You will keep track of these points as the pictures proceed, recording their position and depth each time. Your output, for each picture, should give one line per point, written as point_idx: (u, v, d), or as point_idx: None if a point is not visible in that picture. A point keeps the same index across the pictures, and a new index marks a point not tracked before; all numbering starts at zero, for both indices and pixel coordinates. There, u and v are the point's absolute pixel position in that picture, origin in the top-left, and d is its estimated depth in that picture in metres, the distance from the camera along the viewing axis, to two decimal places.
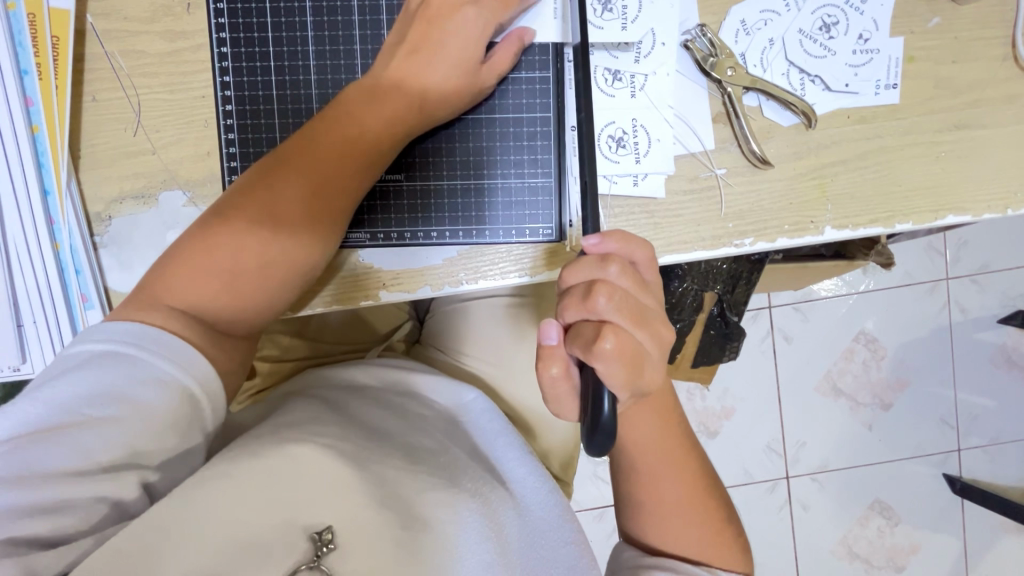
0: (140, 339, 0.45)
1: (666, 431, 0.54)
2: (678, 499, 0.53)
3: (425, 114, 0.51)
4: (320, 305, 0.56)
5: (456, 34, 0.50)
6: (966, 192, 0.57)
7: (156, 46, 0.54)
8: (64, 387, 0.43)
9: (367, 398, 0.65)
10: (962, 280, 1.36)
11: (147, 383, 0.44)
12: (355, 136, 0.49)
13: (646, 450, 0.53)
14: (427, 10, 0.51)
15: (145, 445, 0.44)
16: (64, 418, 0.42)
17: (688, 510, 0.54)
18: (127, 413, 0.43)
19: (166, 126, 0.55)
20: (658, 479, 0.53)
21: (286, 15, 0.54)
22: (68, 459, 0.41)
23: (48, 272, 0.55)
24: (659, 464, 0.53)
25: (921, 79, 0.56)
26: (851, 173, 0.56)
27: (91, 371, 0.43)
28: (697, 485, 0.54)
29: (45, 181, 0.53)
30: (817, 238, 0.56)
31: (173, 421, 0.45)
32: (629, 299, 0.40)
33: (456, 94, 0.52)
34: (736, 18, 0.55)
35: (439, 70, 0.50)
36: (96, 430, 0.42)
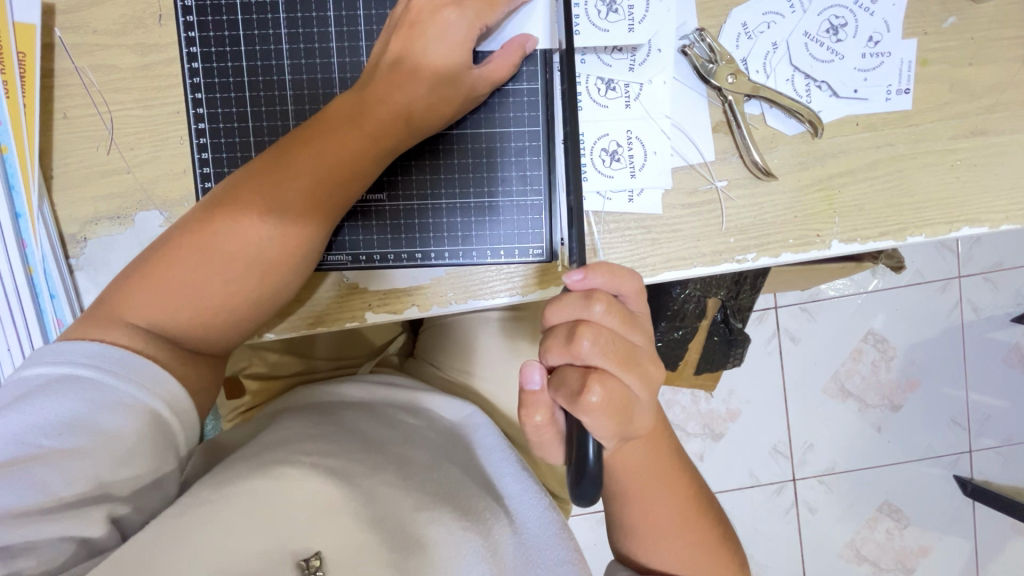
0: (102, 362, 0.43)
1: (655, 453, 0.51)
2: (671, 522, 0.51)
3: (412, 129, 0.49)
4: (302, 329, 0.54)
5: (440, 41, 0.47)
6: (984, 201, 0.53)
7: (127, 60, 0.52)
8: (23, 417, 0.41)
9: (357, 412, 0.63)
10: (974, 278, 1.31)
11: (110, 408, 0.42)
12: (337, 150, 0.47)
13: (636, 475, 0.50)
14: (410, 16, 0.48)
15: (115, 476, 0.42)
16: (27, 451, 0.41)
17: (682, 532, 0.51)
18: (93, 443, 0.41)
19: (140, 144, 0.52)
20: (648, 501, 0.51)
21: (259, 28, 0.51)
22: (32, 495, 0.40)
23: (22, 297, 0.53)
24: (650, 485, 0.51)
25: (936, 82, 0.53)
26: (860, 183, 0.53)
27: (52, 399, 0.41)
28: (691, 504, 0.52)
29: (17, 204, 0.52)
30: (824, 252, 0.53)
31: (143, 448, 0.43)
32: (615, 340, 0.40)
33: (444, 107, 0.49)
34: (736, 21, 0.52)
35: (424, 82, 0.48)
36: (60, 463, 0.40)
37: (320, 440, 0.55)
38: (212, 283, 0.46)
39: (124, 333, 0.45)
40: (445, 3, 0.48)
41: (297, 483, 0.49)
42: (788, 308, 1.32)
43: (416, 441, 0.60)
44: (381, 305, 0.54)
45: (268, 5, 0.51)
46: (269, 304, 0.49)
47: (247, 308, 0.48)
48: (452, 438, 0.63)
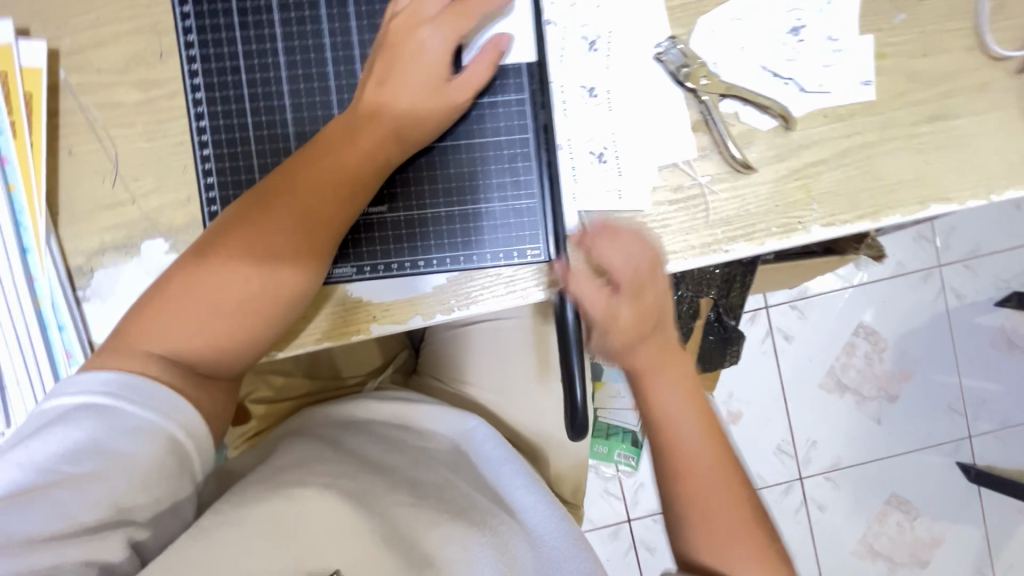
0: (118, 389, 0.43)
1: (701, 416, 0.52)
2: (709, 490, 0.50)
3: (402, 142, 0.51)
4: (312, 342, 0.55)
5: (418, 57, 0.51)
6: (950, 181, 0.57)
7: (131, 96, 0.54)
8: (44, 445, 0.41)
9: (365, 433, 0.63)
10: (954, 266, 1.36)
11: (128, 433, 0.43)
12: (337, 165, 0.49)
13: (681, 429, 0.51)
14: (390, 39, 0.51)
15: (134, 500, 0.43)
16: (47, 477, 0.41)
17: (720, 508, 0.49)
18: (113, 467, 0.42)
19: (144, 175, 0.54)
20: (695, 468, 0.50)
21: (258, 57, 0.53)
22: (53, 519, 0.40)
23: (29, 330, 0.53)
24: (695, 451, 0.50)
25: (894, 74, 0.56)
26: (833, 171, 0.56)
27: (70, 426, 0.42)
28: (732, 484, 0.50)
29: (24, 240, 0.53)
30: (806, 238, 0.56)
31: (160, 472, 0.43)
32: (637, 274, 0.50)
33: (432, 119, 0.51)
34: (706, 28, 0.56)
35: (411, 94, 0.51)
36: (82, 488, 0.41)
37: (330, 461, 0.55)
38: (224, 302, 0.47)
39: (139, 361, 0.45)
40: (420, 23, 0.51)
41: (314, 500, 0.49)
42: (779, 305, 1.35)
43: (427, 458, 0.61)
44: (387, 318, 0.55)
45: (265, 34, 0.53)
46: (280, 323, 0.50)
47: (262, 325, 0.49)
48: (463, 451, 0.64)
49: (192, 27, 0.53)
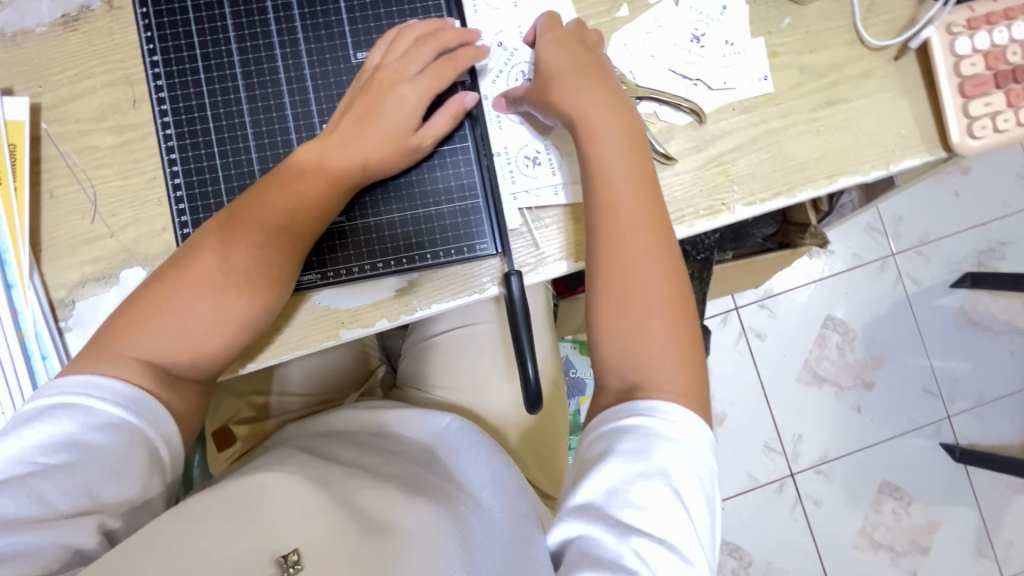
0: (89, 388, 0.47)
1: (642, 198, 0.53)
2: (640, 260, 0.52)
3: (368, 174, 0.56)
4: (282, 352, 0.59)
5: (394, 106, 0.56)
6: (851, 158, 0.64)
7: (108, 140, 0.59)
8: (23, 438, 0.45)
9: (343, 440, 0.66)
10: (907, 253, 1.43)
11: (100, 427, 0.46)
12: (307, 189, 0.54)
13: (618, 207, 0.53)
14: (373, 84, 0.57)
15: (106, 489, 0.46)
16: (25, 468, 0.44)
17: (650, 324, 0.52)
18: (85, 458, 0.45)
19: (122, 210, 0.59)
20: (626, 241, 0.52)
21: (222, 94, 0.59)
22: (28, 505, 0.43)
23: (14, 362, 0.56)
24: (629, 227, 0.53)
25: (788, 69, 0.64)
26: (747, 156, 0.63)
27: (45, 422, 0.45)
28: (666, 264, 0.53)
29: (9, 276, 0.56)
30: (731, 217, 0.62)
31: (129, 462, 0.47)
32: (590, 63, 0.57)
33: (395, 156, 0.57)
34: (618, 42, 0.63)
35: (378, 138, 0.56)
36: (58, 476, 0.45)
37: (305, 462, 0.58)
38: (200, 309, 0.51)
39: (114, 364, 0.49)
40: (400, 79, 0.56)
41: (287, 491, 0.52)
42: (748, 305, 1.41)
43: (405, 456, 0.63)
44: (354, 322, 0.60)
45: (227, 74, 0.59)
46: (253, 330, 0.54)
47: (225, 338, 0.52)
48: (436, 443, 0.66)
49: (161, 73, 0.59)
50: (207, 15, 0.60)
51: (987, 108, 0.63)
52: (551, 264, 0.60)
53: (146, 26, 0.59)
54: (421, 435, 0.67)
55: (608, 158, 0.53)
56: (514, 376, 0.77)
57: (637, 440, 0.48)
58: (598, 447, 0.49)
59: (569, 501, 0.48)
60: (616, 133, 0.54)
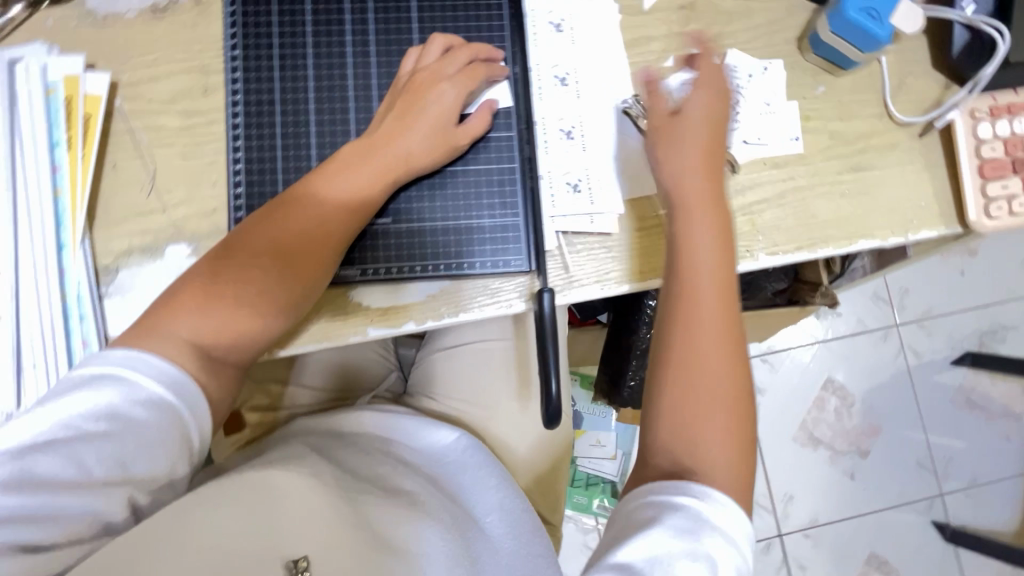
0: (134, 361, 0.49)
1: (721, 293, 0.55)
2: (709, 348, 0.54)
3: (409, 168, 0.59)
4: (310, 342, 0.61)
5: (434, 104, 0.59)
6: (869, 223, 0.67)
7: (175, 122, 0.63)
8: (67, 402, 0.46)
9: (348, 444, 0.67)
10: (910, 326, 1.45)
11: (140, 402, 0.48)
12: (352, 182, 0.57)
13: (699, 297, 0.55)
14: (414, 84, 0.60)
15: (138, 463, 0.48)
16: (66, 432, 0.46)
17: (712, 414, 0.52)
18: (123, 431, 0.47)
19: (178, 189, 0.62)
20: (701, 332, 0.54)
21: (292, 92, 0.63)
22: (68, 468, 0.45)
23: (52, 320, 0.58)
24: (704, 318, 0.54)
25: (818, 133, 0.68)
26: (773, 209, 0.66)
27: (90, 389, 0.47)
28: (733, 356, 0.54)
29: (62, 237, 0.59)
30: (753, 264, 0.65)
31: (161, 440, 0.48)
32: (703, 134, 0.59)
33: (436, 150, 0.60)
34: (662, 89, 0.66)
35: (422, 133, 0.59)
36: (97, 444, 0.46)
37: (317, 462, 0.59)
38: (245, 293, 0.53)
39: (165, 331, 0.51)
40: (440, 79, 0.60)
41: (294, 492, 0.53)
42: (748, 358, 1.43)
43: (409, 473, 0.63)
44: (381, 322, 0.62)
45: (299, 74, 0.63)
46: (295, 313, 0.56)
47: (269, 308, 0.54)
48: (437, 467, 0.66)
49: (238, 66, 0.63)
50: (287, 18, 0.64)
51: (1004, 191, 0.66)
52: (579, 289, 0.63)
53: (231, 26, 0.64)
54: (425, 457, 0.67)
55: (698, 248, 0.56)
56: (526, 395, 0.78)
57: (688, 519, 0.48)
58: (647, 513, 0.49)
59: (610, 557, 0.47)
60: (709, 217, 0.57)
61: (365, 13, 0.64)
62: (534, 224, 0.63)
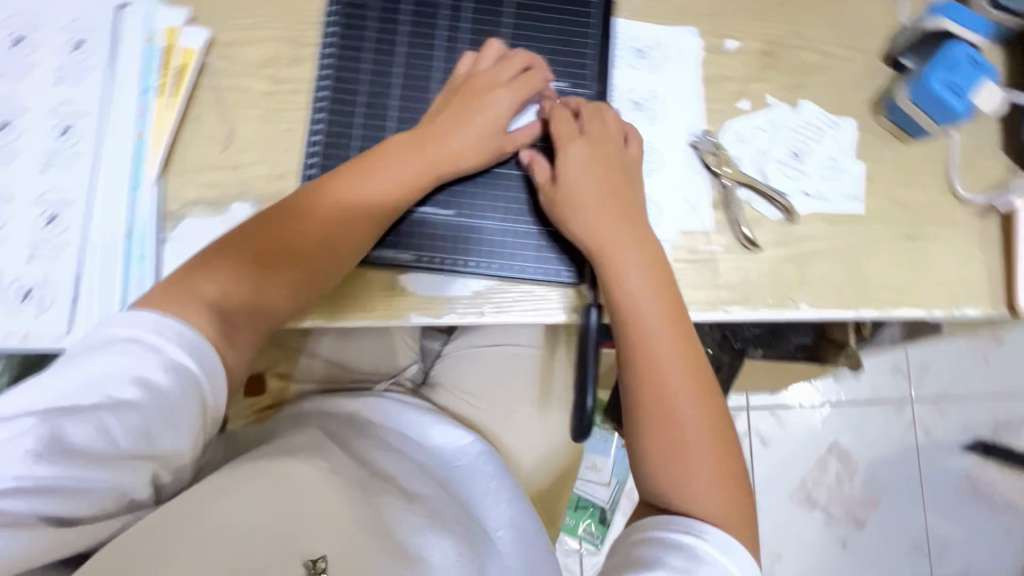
0: (156, 328, 0.50)
1: (677, 337, 0.57)
2: (676, 392, 0.56)
3: (446, 166, 0.60)
4: (354, 316, 0.62)
5: (484, 110, 0.61)
6: (916, 292, 0.67)
7: (260, 86, 0.64)
8: (97, 367, 0.47)
9: (365, 437, 0.70)
10: (926, 403, 1.43)
11: (167, 371, 0.49)
12: (387, 174, 0.59)
13: (654, 343, 0.57)
14: (466, 88, 0.62)
15: (161, 434, 0.48)
16: (93, 397, 0.47)
17: (694, 454, 0.55)
18: (149, 401, 0.47)
19: (252, 150, 0.63)
20: (666, 378, 0.56)
21: (380, 75, 0.65)
22: (95, 437, 0.46)
23: (113, 256, 0.59)
24: (660, 364, 0.57)
25: (879, 197, 0.68)
26: (824, 264, 0.66)
27: (119, 355, 0.48)
28: (704, 394, 0.57)
29: (136, 177, 0.60)
30: (795, 313, 0.65)
31: (184, 411, 0.49)
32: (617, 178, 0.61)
33: (479, 153, 0.61)
34: (733, 130, 0.68)
35: (467, 135, 0.60)
36: (123, 413, 0.47)
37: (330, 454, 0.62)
38: (269, 267, 0.56)
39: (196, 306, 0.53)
40: (495, 84, 0.62)
41: (310, 486, 0.56)
42: (756, 409, 1.42)
43: (417, 474, 0.65)
44: (424, 310, 0.62)
45: (389, 60, 0.65)
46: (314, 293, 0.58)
47: (303, 289, 0.57)
48: (443, 470, 0.70)
49: (332, 43, 0.65)
50: (386, 5, 0.66)
51: None
52: None
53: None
54: (432, 460, 0.70)
55: (636, 296, 0.58)
56: (545, 406, 0.80)
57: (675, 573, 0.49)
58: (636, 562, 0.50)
59: None
60: (640, 257, 0.59)
61: (462, 3, 0.66)
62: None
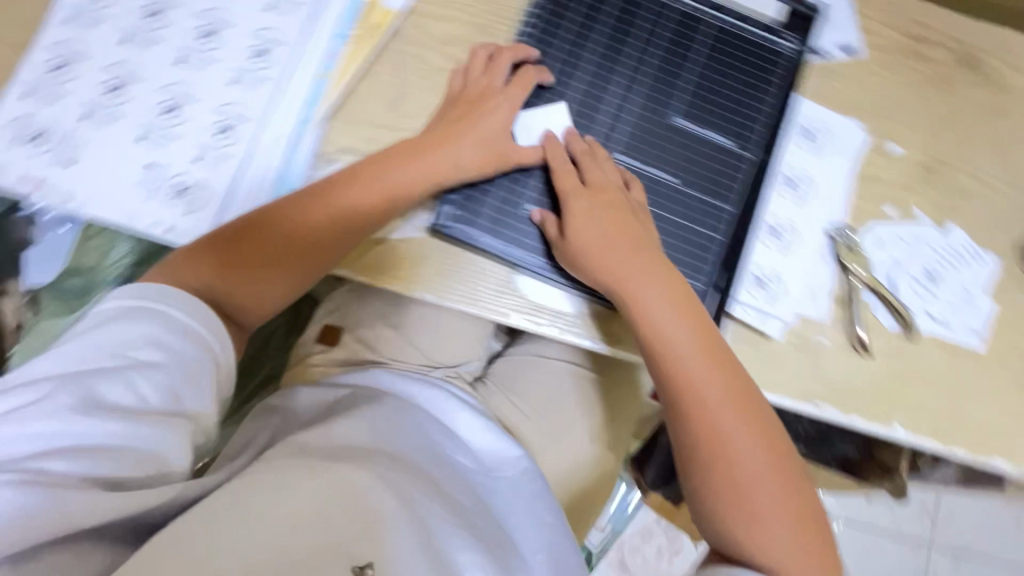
0: (158, 296, 0.51)
1: (719, 366, 0.56)
2: (727, 426, 0.56)
3: (440, 166, 0.59)
4: (460, 300, 0.60)
5: (483, 121, 0.61)
6: (1013, 447, 0.65)
7: (439, 62, 0.66)
8: (117, 331, 0.48)
9: (398, 411, 0.67)
10: (946, 554, 1.36)
11: (187, 333, 0.50)
12: (381, 165, 0.59)
13: (698, 378, 0.56)
14: (467, 99, 0.62)
15: (185, 395, 0.49)
16: (114, 360, 0.47)
17: (760, 491, 0.55)
18: (170, 360, 0.48)
19: (414, 117, 0.64)
20: (715, 414, 0.56)
21: (564, 75, 0.63)
22: (124, 396, 0.46)
23: (266, 178, 0.61)
24: (711, 399, 0.56)
25: (1000, 341, 0.66)
26: (928, 391, 0.65)
27: (137, 320, 0.49)
28: (756, 423, 0.56)
29: (306, 113, 0.62)
30: (886, 431, 0.64)
31: (202, 371, 0.50)
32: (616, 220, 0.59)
33: (483, 157, 0.59)
34: (873, 232, 0.67)
35: (468, 143, 0.59)
36: (147, 373, 0.47)
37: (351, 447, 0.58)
38: (270, 248, 0.57)
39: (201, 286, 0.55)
40: (493, 93, 0.62)
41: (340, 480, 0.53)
42: None
43: (440, 461, 0.63)
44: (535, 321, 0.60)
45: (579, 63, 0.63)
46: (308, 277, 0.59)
47: (325, 268, 0.59)
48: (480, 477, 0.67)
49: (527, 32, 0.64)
50: (591, 9, 0.64)
51: None
52: None
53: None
54: (472, 463, 0.67)
55: (672, 331, 0.57)
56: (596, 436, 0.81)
57: None
58: None
59: None
60: (658, 280, 0.58)
61: (663, 19, 0.64)
62: (728, 288, 0.61)
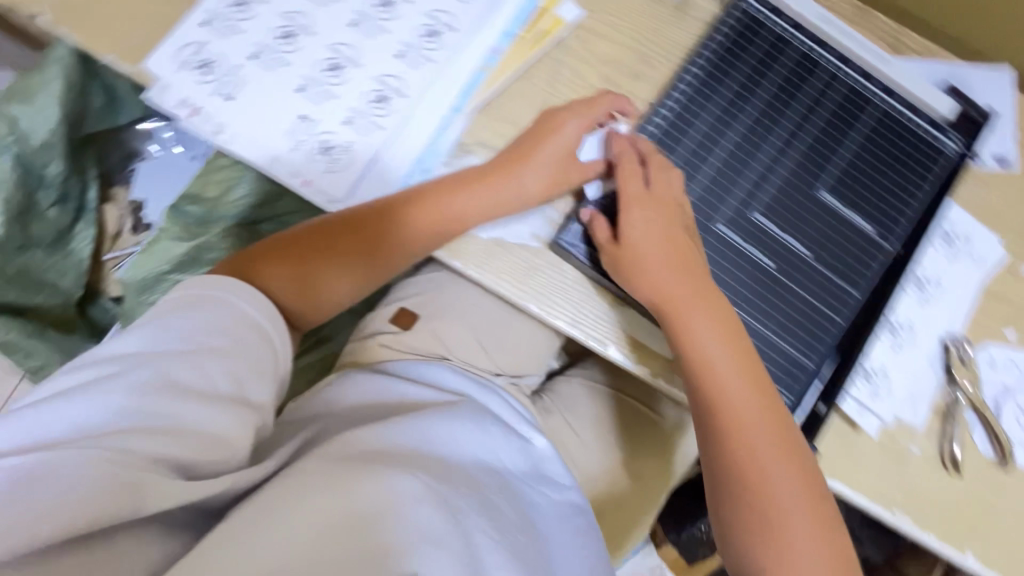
0: (212, 290, 0.50)
1: (772, 422, 0.55)
2: (774, 484, 0.54)
3: (506, 185, 0.59)
4: (564, 320, 0.59)
5: (552, 146, 0.60)
6: None
7: (596, 80, 0.65)
8: (183, 320, 0.46)
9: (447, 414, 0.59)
10: None
11: (247, 326, 0.49)
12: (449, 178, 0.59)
13: (749, 432, 0.55)
14: (538, 126, 0.61)
15: (250, 383, 0.47)
16: (183, 344, 0.45)
17: (804, 556, 0.53)
18: (233, 345, 0.47)
19: None
20: (763, 471, 0.54)
21: (722, 122, 0.62)
22: (194, 376, 0.44)
23: (405, 155, 0.61)
24: (759, 454, 0.54)
25: None
26: (1010, 528, 0.62)
27: (202, 311, 0.48)
28: (806, 485, 0.54)
29: (458, 101, 0.63)
30: (960, 558, 0.61)
31: (262, 360, 0.49)
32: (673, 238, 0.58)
33: (550, 182, 0.59)
34: (989, 352, 0.65)
35: (537, 169, 0.59)
36: (214, 358, 0.45)
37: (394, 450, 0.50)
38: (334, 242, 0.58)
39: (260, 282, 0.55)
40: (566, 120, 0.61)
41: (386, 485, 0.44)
42: None
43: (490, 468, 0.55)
44: (637, 357, 0.59)
45: (739, 113, 0.62)
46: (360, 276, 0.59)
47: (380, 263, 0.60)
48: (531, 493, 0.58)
49: (695, 70, 0.63)
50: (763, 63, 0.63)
51: None
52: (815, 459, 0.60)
53: (720, 30, 0.64)
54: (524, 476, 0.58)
55: (727, 381, 0.55)
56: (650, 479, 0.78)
57: None
58: None
59: None
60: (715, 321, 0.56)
61: (832, 90, 0.63)
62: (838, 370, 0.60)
